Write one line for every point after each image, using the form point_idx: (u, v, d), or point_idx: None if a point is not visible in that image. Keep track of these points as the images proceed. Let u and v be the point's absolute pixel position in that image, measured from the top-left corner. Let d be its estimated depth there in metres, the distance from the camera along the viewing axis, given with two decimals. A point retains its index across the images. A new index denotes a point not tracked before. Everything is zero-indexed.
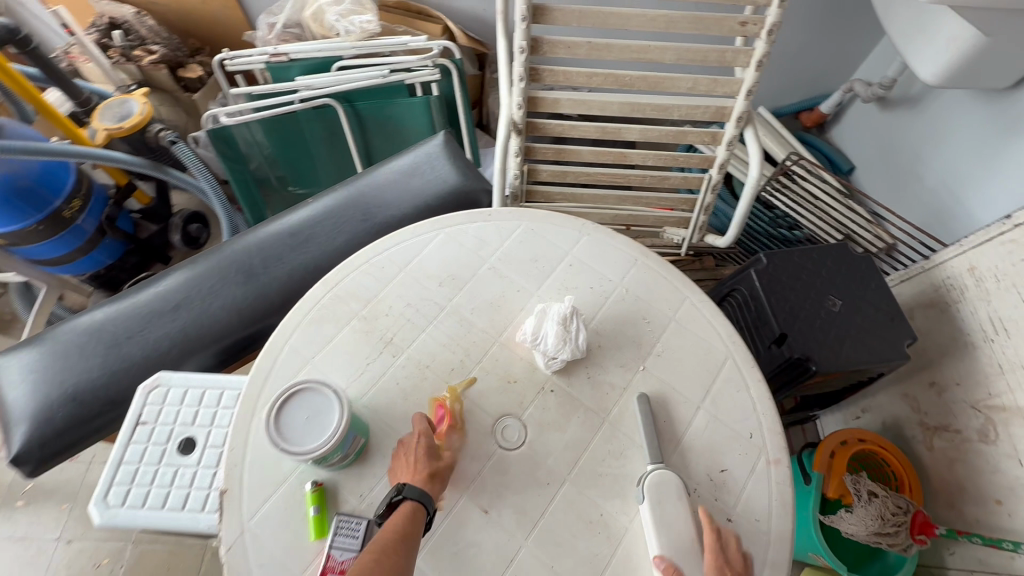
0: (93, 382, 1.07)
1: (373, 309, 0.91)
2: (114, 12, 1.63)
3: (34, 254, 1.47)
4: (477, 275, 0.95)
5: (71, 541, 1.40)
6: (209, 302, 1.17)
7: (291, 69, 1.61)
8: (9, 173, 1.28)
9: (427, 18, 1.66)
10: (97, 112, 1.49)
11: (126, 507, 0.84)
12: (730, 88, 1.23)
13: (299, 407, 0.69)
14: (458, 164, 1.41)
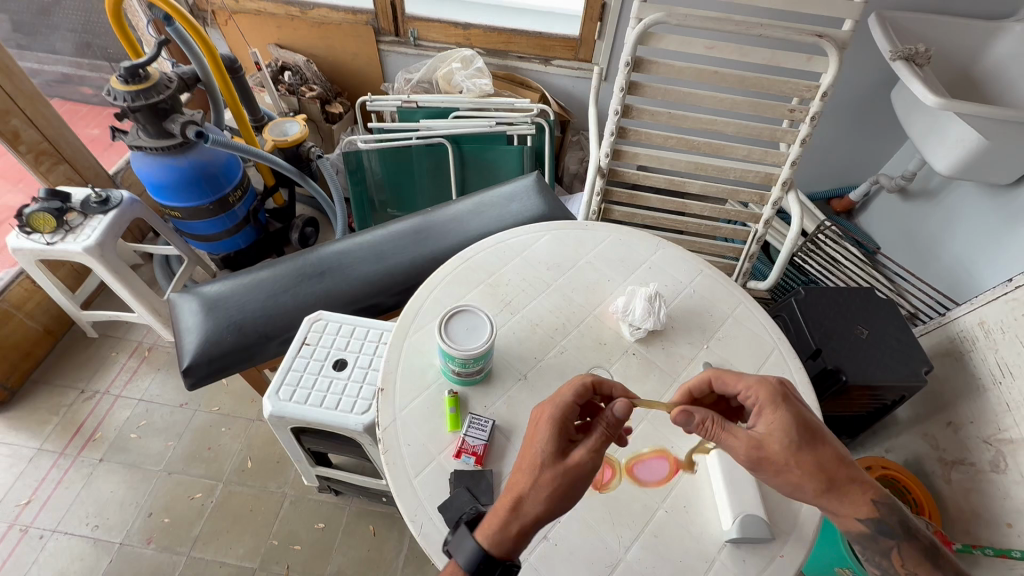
0: (254, 321, 1.35)
1: (496, 279, 1.17)
2: (287, 58, 2.09)
3: (193, 229, 1.79)
4: (577, 265, 1.21)
5: (172, 474, 1.59)
6: (347, 273, 1.46)
7: (417, 113, 2.00)
8: (205, 160, 1.63)
9: (528, 87, 2.07)
10: (267, 127, 1.89)
11: (291, 402, 1.07)
12: (777, 159, 1.54)
13: (461, 322, 0.94)
14: (547, 197, 1.73)
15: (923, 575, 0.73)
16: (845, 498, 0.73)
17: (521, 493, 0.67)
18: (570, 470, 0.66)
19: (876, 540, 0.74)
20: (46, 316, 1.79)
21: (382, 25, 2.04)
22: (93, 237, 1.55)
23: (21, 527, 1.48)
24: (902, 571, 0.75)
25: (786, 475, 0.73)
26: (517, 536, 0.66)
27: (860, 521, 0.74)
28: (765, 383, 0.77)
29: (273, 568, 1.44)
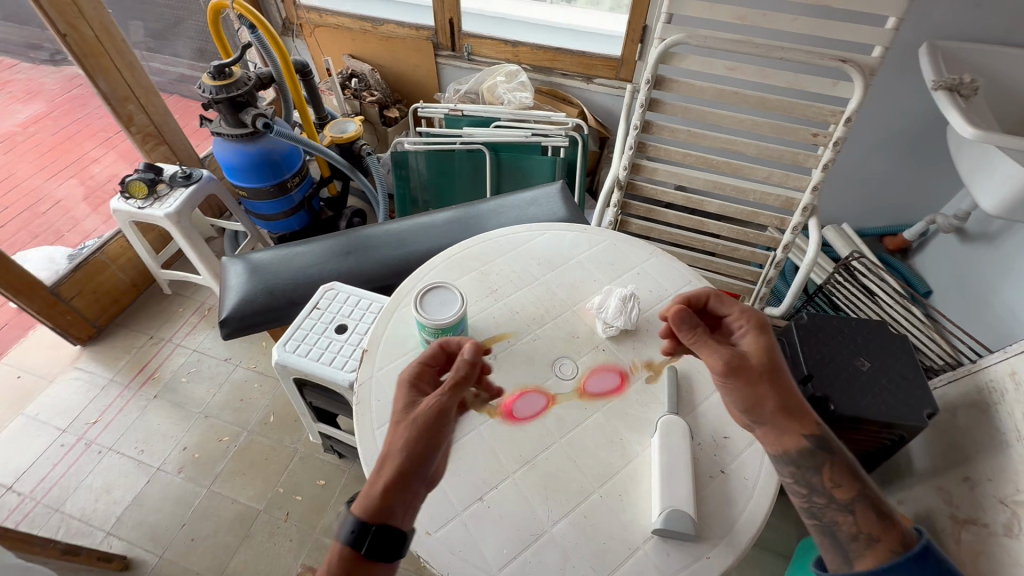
0: (285, 288, 1.54)
1: (488, 269, 1.27)
2: (356, 67, 2.34)
3: (256, 209, 2.05)
4: (567, 264, 1.28)
5: (208, 417, 1.82)
6: (370, 255, 1.62)
7: (461, 121, 2.17)
8: (271, 148, 1.88)
9: (568, 103, 2.17)
10: (329, 125, 2.13)
11: (294, 354, 1.22)
12: (799, 183, 1.51)
13: (437, 296, 1.04)
14: (568, 206, 1.81)
15: (846, 487, 0.81)
16: (789, 417, 0.86)
17: (389, 451, 0.72)
18: (423, 415, 0.74)
19: (813, 455, 0.84)
20: (134, 272, 2.12)
21: (440, 40, 2.24)
22: (174, 205, 1.83)
23: (86, 442, 1.75)
24: (828, 485, 0.82)
25: (755, 387, 0.86)
26: (386, 490, 0.70)
27: (805, 438, 0.85)
28: (748, 315, 0.93)
29: (274, 513, 1.60)
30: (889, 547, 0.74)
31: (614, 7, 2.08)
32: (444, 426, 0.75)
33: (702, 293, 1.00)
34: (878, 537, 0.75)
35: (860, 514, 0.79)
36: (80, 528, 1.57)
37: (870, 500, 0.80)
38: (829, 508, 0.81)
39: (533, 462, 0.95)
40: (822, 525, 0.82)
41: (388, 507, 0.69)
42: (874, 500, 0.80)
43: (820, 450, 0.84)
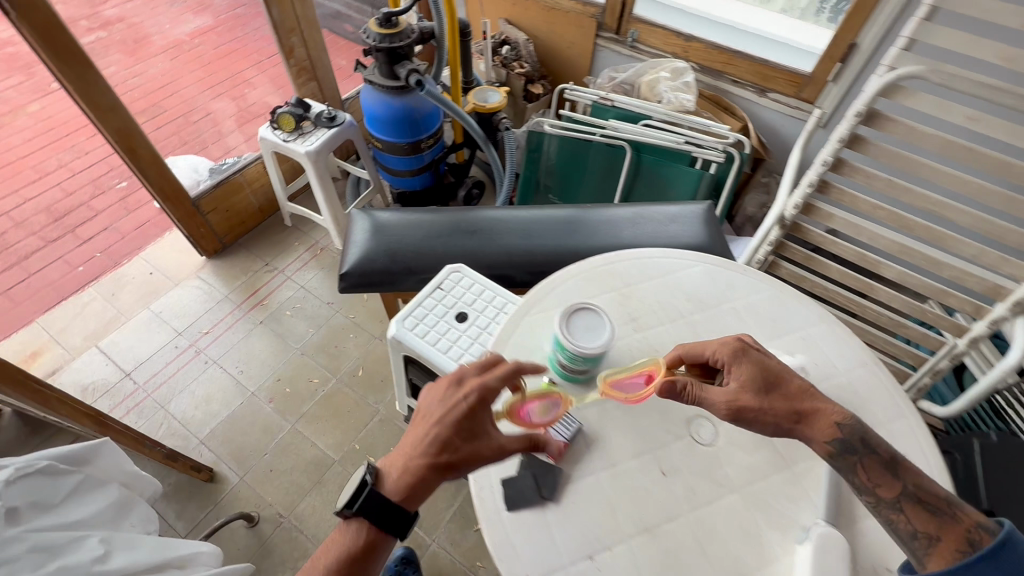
0: (408, 255, 1.51)
1: (630, 292, 1.15)
2: (510, 34, 2.24)
3: (387, 162, 2.03)
4: (720, 307, 1.13)
5: (303, 355, 1.87)
6: (496, 240, 1.54)
7: (608, 112, 2.01)
8: (416, 106, 1.83)
9: (732, 114, 1.95)
10: (473, 91, 2.05)
11: (411, 332, 1.18)
12: (1018, 272, 1.24)
13: (583, 319, 0.95)
14: (711, 231, 1.63)
15: (888, 485, 0.79)
16: (805, 421, 0.84)
17: (443, 464, 0.81)
18: (489, 455, 0.81)
19: (842, 459, 0.81)
20: (264, 198, 2.20)
21: (606, 20, 2.07)
22: (314, 144, 1.85)
23: (196, 349, 1.86)
24: (869, 485, 0.80)
25: (764, 419, 0.84)
26: (423, 488, 0.81)
27: (827, 445, 0.82)
28: (728, 343, 0.89)
29: (347, 467, 1.63)
30: (953, 546, 0.72)
31: (785, 10, 1.90)
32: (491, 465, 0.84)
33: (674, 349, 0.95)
34: (941, 536, 0.73)
35: (909, 511, 0.77)
36: (179, 428, 1.69)
37: (917, 492, 0.78)
38: (876, 508, 0.79)
39: (653, 531, 0.84)
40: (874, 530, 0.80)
41: (420, 497, 0.82)
42: (919, 492, 0.78)
43: (856, 452, 0.81)
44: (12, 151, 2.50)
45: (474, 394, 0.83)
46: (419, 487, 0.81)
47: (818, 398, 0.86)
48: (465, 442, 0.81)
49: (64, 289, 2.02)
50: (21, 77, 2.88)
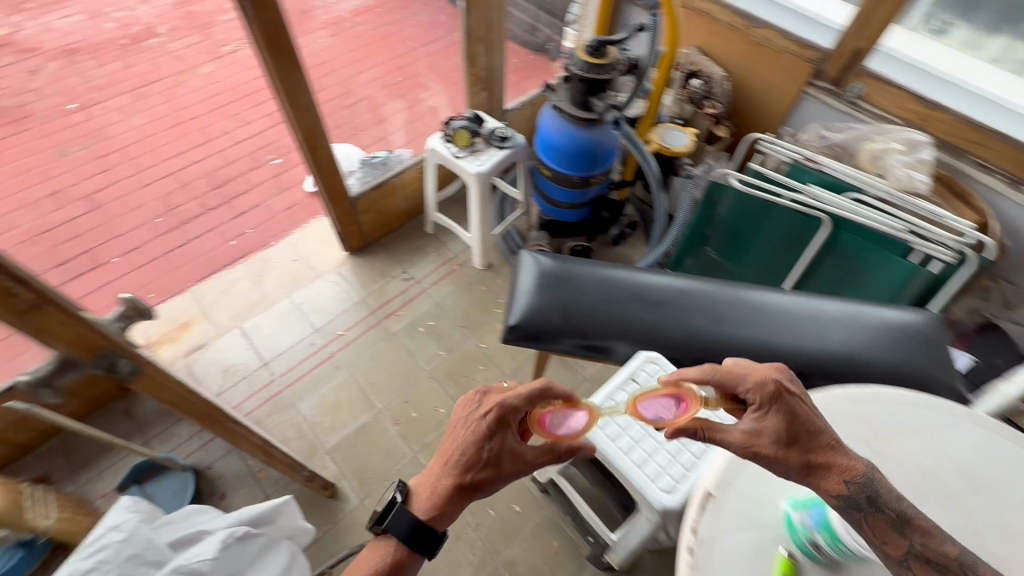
0: (580, 315, 1.37)
1: (882, 446, 0.96)
2: (703, 65, 2.02)
3: (549, 190, 1.90)
4: (1002, 493, 0.91)
5: (433, 379, 1.80)
6: (677, 316, 1.37)
7: (808, 175, 1.73)
8: (602, 141, 1.66)
9: (969, 205, 1.61)
10: (658, 128, 1.86)
11: (602, 431, 1.05)
12: None
13: None
14: (936, 352, 1.36)
15: (896, 543, 0.71)
16: (814, 475, 0.75)
17: (467, 484, 0.83)
18: (509, 472, 0.84)
19: (847, 514, 0.72)
20: (412, 202, 2.14)
21: (828, 69, 1.80)
22: (485, 165, 1.73)
23: (330, 350, 1.85)
24: (878, 542, 0.72)
25: (774, 464, 0.76)
26: (451, 508, 0.84)
27: (835, 497, 0.73)
28: (764, 382, 0.79)
29: (466, 515, 1.54)
30: None
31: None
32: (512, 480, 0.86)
33: (704, 370, 0.85)
34: None
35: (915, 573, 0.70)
36: (306, 431, 1.68)
37: (931, 552, 0.70)
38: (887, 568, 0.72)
39: None
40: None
41: (447, 517, 0.85)
42: (931, 551, 0.70)
43: (867, 509, 0.72)
44: (185, 111, 2.62)
45: (490, 414, 0.84)
46: (448, 507, 0.84)
47: (838, 448, 0.76)
48: (485, 462, 0.83)
49: (216, 260, 2.08)
50: (199, 38, 3.02)
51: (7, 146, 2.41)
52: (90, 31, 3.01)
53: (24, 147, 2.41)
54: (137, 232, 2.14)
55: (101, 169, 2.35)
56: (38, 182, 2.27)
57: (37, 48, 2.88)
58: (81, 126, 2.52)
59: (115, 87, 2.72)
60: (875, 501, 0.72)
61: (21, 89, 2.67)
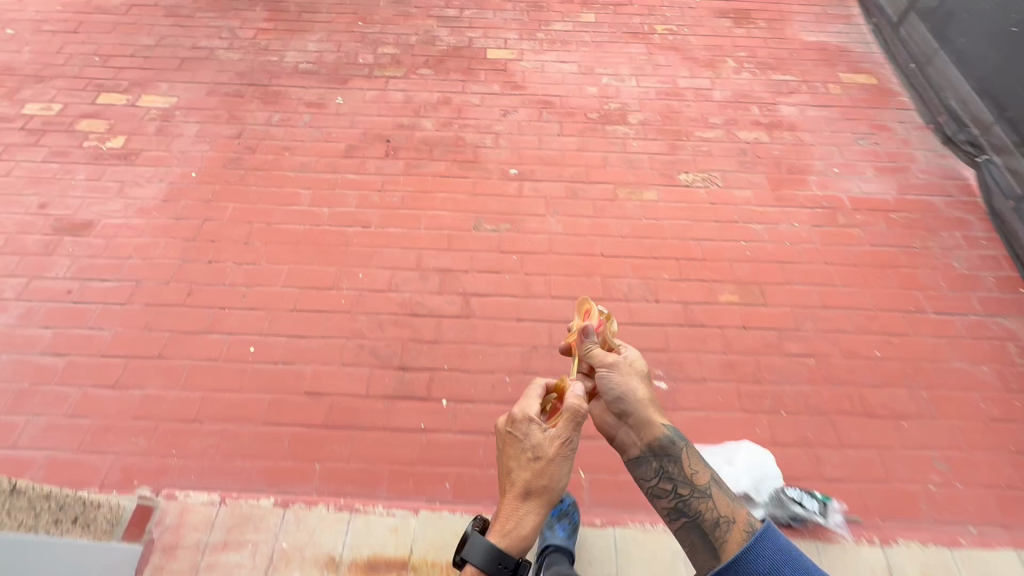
0: None
1: None
2: None
3: None
4: None
5: None
6: None
7: None
8: None
9: None
10: None
11: None
12: None
13: None
14: None
15: (700, 475, 1.14)
16: (644, 428, 1.19)
17: (518, 475, 1.09)
18: (553, 454, 1.09)
19: (669, 449, 1.17)
20: None
21: None
22: None
23: None
24: (689, 476, 1.14)
25: (648, 395, 1.21)
26: (518, 500, 1.07)
27: (660, 430, 1.19)
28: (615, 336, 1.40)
29: None
30: (742, 528, 1.04)
31: None
32: (560, 473, 1.09)
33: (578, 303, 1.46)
34: (735, 524, 1.05)
35: (715, 497, 1.11)
36: None
37: (717, 480, 1.14)
38: (696, 494, 1.12)
39: None
40: (687, 521, 1.11)
41: (524, 536, 1.06)
42: (717, 480, 1.14)
43: (668, 451, 1.17)
44: (604, 240, 2.20)
45: (503, 423, 1.16)
46: (517, 507, 1.07)
47: (651, 401, 1.21)
48: (516, 455, 1.11)
49: None
50: (663, 147, 2.58)
51: (441, 189, 2.37)
52: (571, 88, 2.85)
53: (453, 199, 2.33)
54: (479, 379, 1.81)
55: (494, 269, 2.09)
56: (438, 249, 2.15)
57: (521, 87, 2.84)
58: (506, 201, 2.32)
59: (557, 169, 2.46)
60: (676, 440, 1.18)
61: (486, 128, 2.63)
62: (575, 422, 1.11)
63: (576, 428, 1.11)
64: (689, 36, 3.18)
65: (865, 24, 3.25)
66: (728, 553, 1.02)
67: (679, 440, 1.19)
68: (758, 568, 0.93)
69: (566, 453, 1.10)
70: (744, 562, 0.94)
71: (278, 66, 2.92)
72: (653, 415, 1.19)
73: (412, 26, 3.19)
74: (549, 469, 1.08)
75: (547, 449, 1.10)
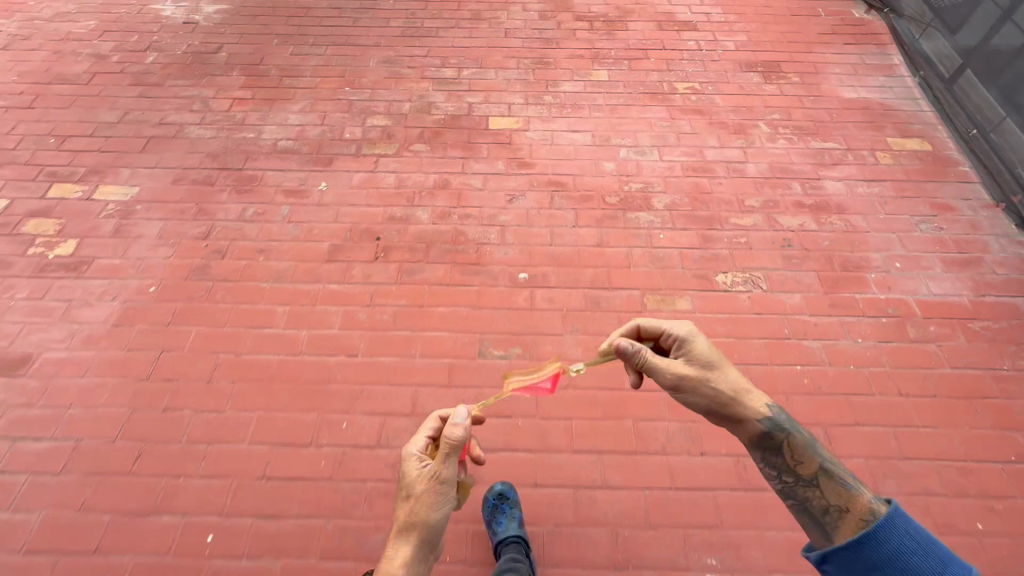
0: None
1: None
2: None
3: None
4: None
5: None
6: None
7: None
8: None
9: None
10: None
11: None
12: None
13: None
14: None
15: (807, 464, 1.16)
16: (732, 421, 1.23)
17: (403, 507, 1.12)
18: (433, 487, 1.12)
19: (771, 439, 1.19)
20: None
21: None
22: None
23: None
24: (795, 463, 1.16)
25: (707, 388, 1.23)
26: (402, 537, 1.10)
27: (757, 419, 1.20)
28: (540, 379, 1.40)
29: None
30: (858, 517, 1.06)
31: None
32: (434, 506, 1.11)
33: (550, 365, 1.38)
34: (851, 512, 1.08)
35: (826, 489, 1.12)
36: None
37: (827, 467, 1.14)
38: (802, 487, 1.15)
39: None
40: (798, 505, 1.16)
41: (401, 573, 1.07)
42: (827, 466, 1.15)
43: (769, 434, 1.19)
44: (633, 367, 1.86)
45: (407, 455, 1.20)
46: (399, 540, 1.10)
47: (738, 389, 1.23)
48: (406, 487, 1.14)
49: None
50: (694, 240, 2.23)
51: (440, 302, 2.04)
52: (585, 165, 2.51)
53: (454, 316, 2.00)
54: None
55: (505, 413, 1.76)
56: (437, 387, 1.82)
57: (528, 164, 2.51)
58: (517, 317, 1.99)
59: (573, 270, 2.13)
60: (777, 431, 1.18)
61: (490, 219, 2.30)
62: (449, 460, 1.13)
63: (450, 463, 1.13)
64: (714, 96, 2.84)
65: (910, 75, 2.92)
66: (845, 537, 1.07)
67: (780, 420, 1.19)
68: (877, 558, 1.01)
69: (438, 486, 1.11)
70: (873, 548, 1.01)
71: (253, 144, 2.59)
72: (730, 408, 1.22)
73: (404, 90, 2.87)
74: (422, 506, 1.10)
75: (420, 485, 1.11)
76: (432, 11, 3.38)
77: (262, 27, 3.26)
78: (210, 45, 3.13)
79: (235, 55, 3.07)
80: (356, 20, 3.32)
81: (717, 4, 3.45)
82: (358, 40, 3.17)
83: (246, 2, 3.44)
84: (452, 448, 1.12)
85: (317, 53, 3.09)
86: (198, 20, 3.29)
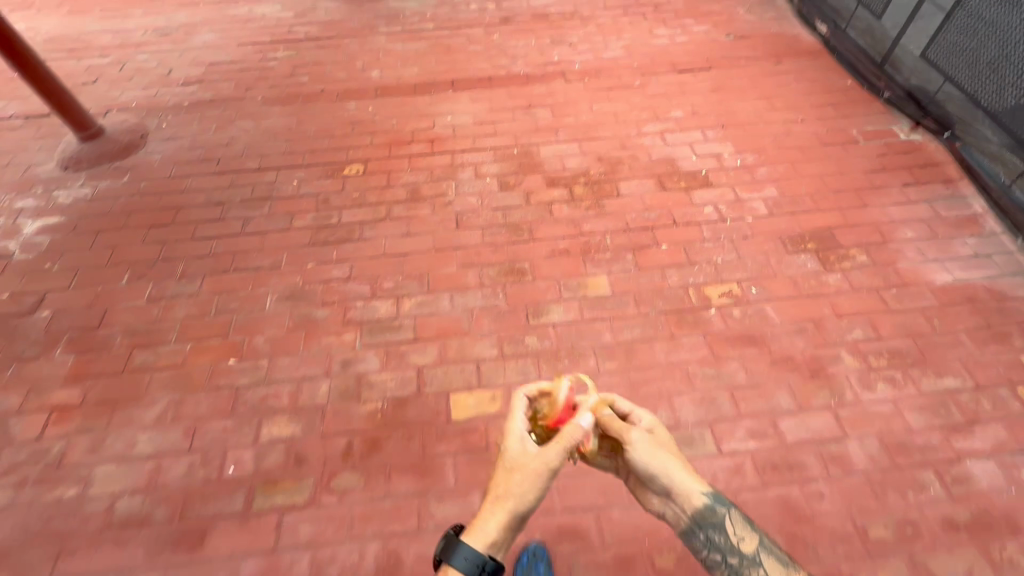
0: None
1: None
2: None
3: None
4: None
5: None
6: None
7: None
8: None
9: None
10: None
11: None
12: None
13: None
14: None
15: (744, 542, 1.13)
16: (674, 499, 1.15)
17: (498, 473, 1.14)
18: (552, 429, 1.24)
19: (711, 514, 1.13)
20: None
21: None
22: None
23: None
24: (732, 542, 1.13)
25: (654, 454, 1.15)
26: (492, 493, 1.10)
27: (699, 497, 1.14)
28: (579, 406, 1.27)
29: None
30: None
31: None
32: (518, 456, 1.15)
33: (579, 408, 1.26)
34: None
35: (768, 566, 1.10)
36: None
37: (765, 544, 1.14)
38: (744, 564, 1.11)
39: None
40: None
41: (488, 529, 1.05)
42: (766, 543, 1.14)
43: (712, 521, 1.13)
44: None
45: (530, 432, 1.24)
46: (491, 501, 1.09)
47: (687, 471, 1.16)
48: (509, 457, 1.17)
49: None
50: None
51: None
52: (610, 483, 1.61)
53: None
54: None
55: None
56: None
57: None
58: None
59: None
60: (715, 507, 1.13)
61: None
62: (566, 446, 1.12)
63: (562, 447, 1.11)
64: (763, 306, 2.02)
65: (1006, 233, 2.21)
66: None
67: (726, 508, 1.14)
68: None
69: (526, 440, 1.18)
70: None
71: (75, 513, 1.60)
72: (674, 486, 1.14)
73: (319, 353, 1.93)
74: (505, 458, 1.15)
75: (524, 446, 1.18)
76: (353, 193, 2.47)
77: (108, 251, 2.28)
78: (25, 298, 2.12)
79: (62, 313, 2.07)
80: (245, 220, 2.38)
81: (724, 137, 2.67)
82: (250, 260, 2.23)
83: (88, 206, 2.45)
84: (573, 438, 1.13)
85: (187, 292, 2.13)
86: (11, 251, 2.28)
